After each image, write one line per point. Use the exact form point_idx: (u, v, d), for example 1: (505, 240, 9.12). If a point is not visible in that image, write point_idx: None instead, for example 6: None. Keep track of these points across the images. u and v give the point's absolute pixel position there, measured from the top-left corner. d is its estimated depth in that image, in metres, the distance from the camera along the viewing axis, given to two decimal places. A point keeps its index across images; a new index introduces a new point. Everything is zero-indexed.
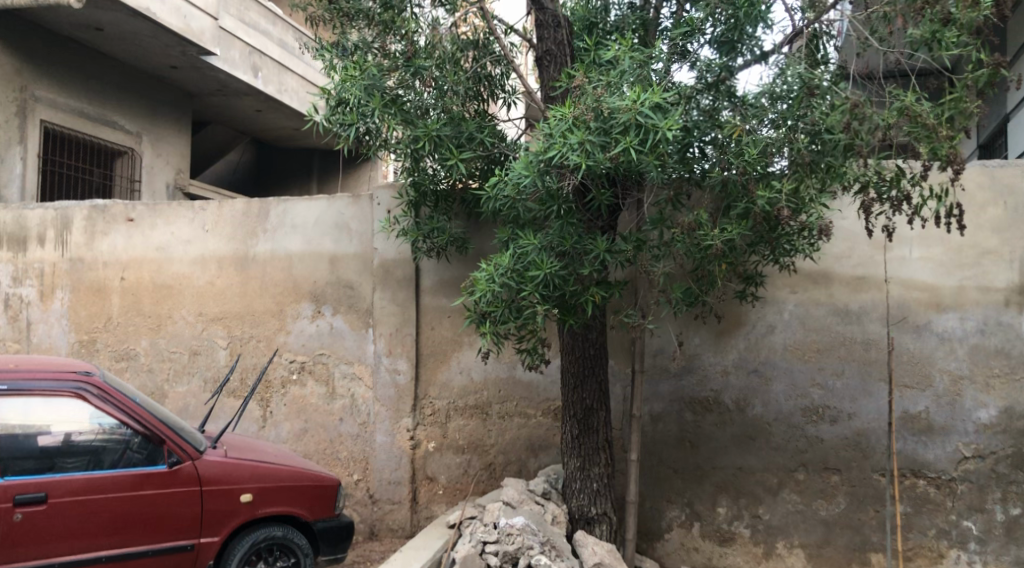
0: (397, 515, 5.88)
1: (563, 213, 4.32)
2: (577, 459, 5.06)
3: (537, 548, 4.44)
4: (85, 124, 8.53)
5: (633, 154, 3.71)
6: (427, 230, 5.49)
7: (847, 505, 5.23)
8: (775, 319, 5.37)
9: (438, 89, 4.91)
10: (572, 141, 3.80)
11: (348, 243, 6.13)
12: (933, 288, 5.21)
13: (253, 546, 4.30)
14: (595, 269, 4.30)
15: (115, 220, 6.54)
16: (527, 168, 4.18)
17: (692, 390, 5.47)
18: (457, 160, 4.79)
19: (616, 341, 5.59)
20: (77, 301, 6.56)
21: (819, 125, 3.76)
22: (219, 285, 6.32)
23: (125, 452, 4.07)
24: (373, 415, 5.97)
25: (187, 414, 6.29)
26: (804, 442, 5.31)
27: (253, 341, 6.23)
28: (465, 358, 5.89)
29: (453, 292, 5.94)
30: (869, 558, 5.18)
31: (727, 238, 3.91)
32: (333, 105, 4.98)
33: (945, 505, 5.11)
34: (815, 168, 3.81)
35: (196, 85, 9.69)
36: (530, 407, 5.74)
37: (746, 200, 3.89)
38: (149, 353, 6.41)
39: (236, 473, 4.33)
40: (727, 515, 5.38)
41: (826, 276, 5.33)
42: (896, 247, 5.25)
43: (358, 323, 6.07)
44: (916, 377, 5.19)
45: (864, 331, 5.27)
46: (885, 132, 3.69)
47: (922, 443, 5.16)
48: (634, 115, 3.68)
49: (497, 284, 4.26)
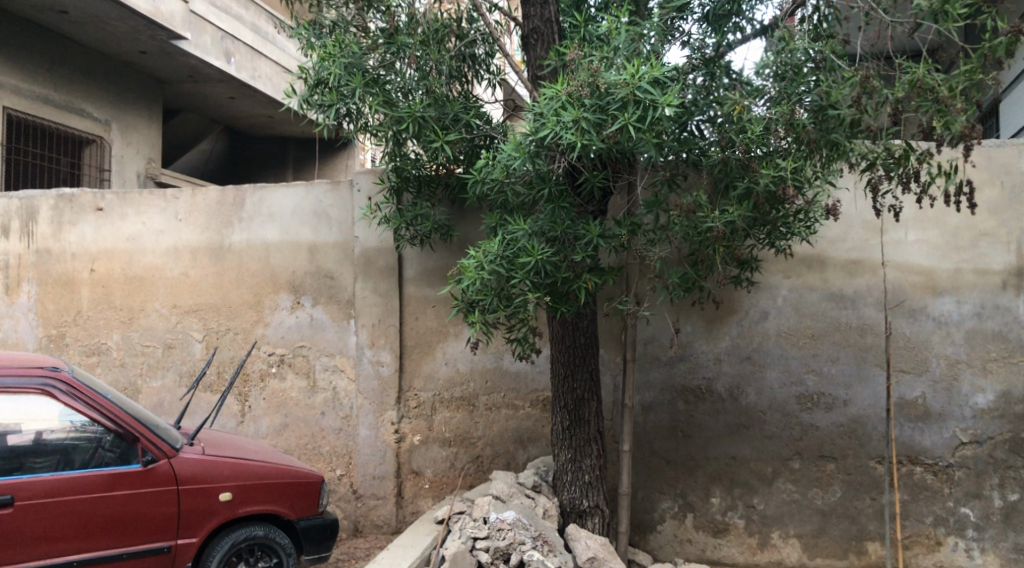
0: (382, 511, 5.71)
1: (554, 197, 4.15)
2: (569, 450, 4.91)
3: (529, 543, 4.30)
4: (51, 111, 8.19)
5: (631, 133, 3.55)
6: (411, 217, 5.32)
7: (842, 493, 5.14)
8: (768, 305, 5.26)
9: (419, 69, 4.69)
10: (566, 119, 3.64)
11: (327, 232, 5.91)
12: (929, 271, 5.12)
13: (233, 547, 4.11)
14: (588, 255, 4.12)
15: (83, 210, 6.26)
16: (518, 149, 3.99)
17: (684, 379, 5.34)
18: (442, 143, 4.60)
19: (606, 330, 5.44)
20: (44, 294, 6.28)
21: (825, 100, 3.64)
22: (193, 277, 6.08)
23: (97, 451, 3.85)
24: (355, 408, 5.78)
25: (161, 410, 6.04)
26: (799, 430, 5.21)
27: (230, 334, 6.00)
28: (452, 349, 5.71)
29: (438, 280, 5.75)
30: (866, 547, 5.10)
31: (728, 220, 3.80)
32: (311, 85, 4.75)
33: (942, 492, 5.04)
34: (821, 145, 3.69)
35: (167, 71, 9.36)
36: (518, 398, 5.58)
37: (747, 178, 3.82)
38: (121, 348, 6.14)
39: (215, 471, 4.12)
40: (721, 505, 5.27)
41: (820, 260, 5.22)
42: (892, 230, 5.16)
43: (339, 314, 5.86)
44: (912, 361, 5.11)
45: (859, 315, 5.18)
46: (895, 107, 3.58)
47: (918, 430, 5.08)
48: (632, 91, 3.53)
49: (485, 272, 4.09)
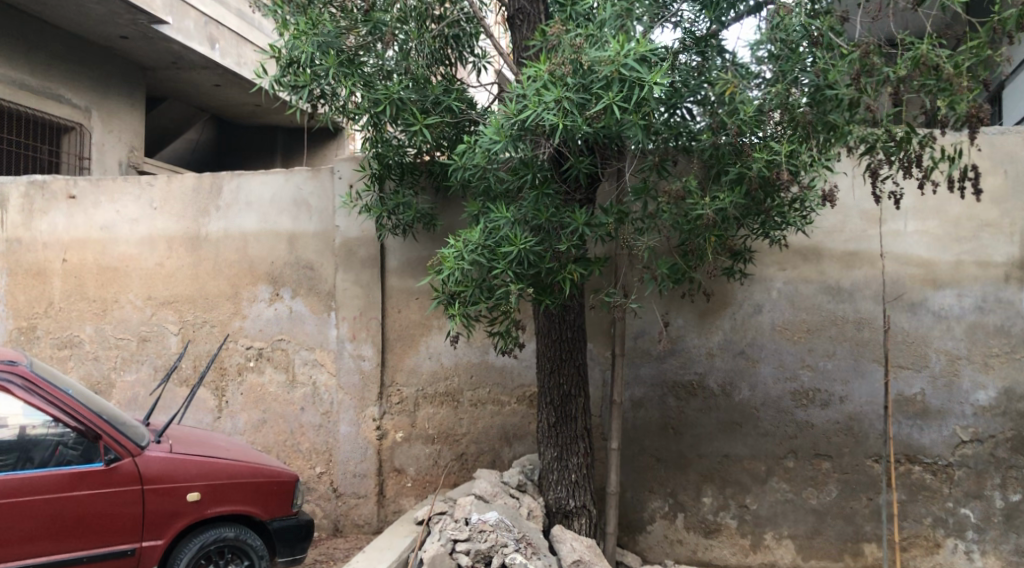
0: (363, 510, 5.52)
1: (538, 182, 3.98)
2: (555, 448, 4.73)
3: (512, 545, 4.11)
4: (28, 96, 7.94)
5: (616, 112, 3.36)
6: (392, 205, 5.12)
7: (838, 493, 4.97)
8: (763, 298, 5.07)
9: (401, 49, 4.54)
10: (547, 99, 3.45)
11: (307, 221, 5.70)
12: (928, 263, 4.94)
13: (201, 549, 3.89)
14: (574, 245, 3.94)
15: (55, 198, 6.03)
16: (498, 133, 3.79)
17: (676, 374, 5.16)
18: (421, 126, 4.40)
19: (594, 323, 5.25)
20: (15, 284, 6.06)
21: (821, 79, 3.51)
22: (168, 267, 5.87)
23: (58, 448, 3.64)
24: (336, 404, 5.59)
25: (135, 405, 5.84)
26: (794, 427, 5.03)
27: (207, 327, 5.79)
28: (435, 342, 5.51)
29: (421, 271, 5.54)
30: (862, 549, 4.93)
31: (719, 207, 3.62)
32: (283, 65, 4.51)
33: (941, 492, 4.86)
34: (817, 128, 3.56)
35: (149, 57, 9.12)
36: (503, 394, 5.40)
37: (740, 163, 3.64)
38: (94, 341, 5.93)
39: (181, 469, 3.91)
40: (712, 505, 5.10)
41: (816, 252, 5.03)
42: (892, 219, 4.97)
43: (319, 307, 5.66)
44: (911, 357, 4.94)
45: (856, 309, 5.00)
46: (898, 86, 3.32)
47: (917, 427, 4.91)
48: (617, 69, 3.34)
49: (466, 262, 3.87)
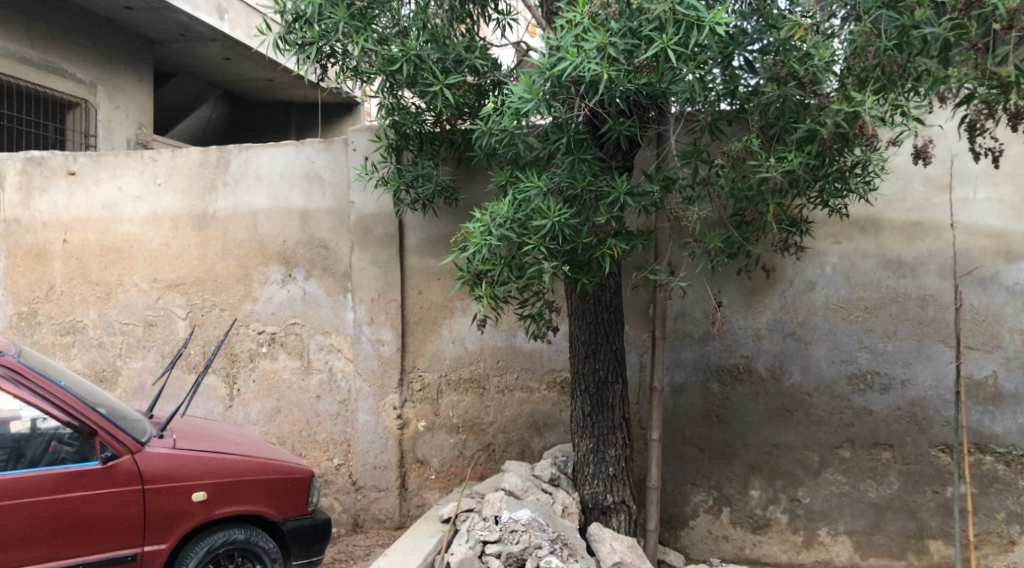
0: (384, 504, 5.19)
1: (574, 147, 3.55)
2: (591, 439, 4.35)
3: (547, 547, 3.74)
4: (29, 71, 7.60)
5: (671, 58, 2.99)
6: (410, 177, 4.70)
7: (900, 485, 4.56)
8: (816, 274, 4.64)
9: (418, 4, 4.13)
10: (589, 47, 3.04)
11: (320, 196, 5.32)
12: (1001, 233, 4.47)
13: (209, 553, 3.56)
14: (613, 217, 3.50)
15: (54, 175, 5.70)
16: (529, 91, 3.38)
17: (719, 358, 4.74)
18: (441, 87, 4.04)
19: (633, 303, 4.84)
20: (14, 267, 5.75)
21: (904, 19, 3.05)
22: (174, 248, 5.52)
23: (51, 444, 3.31)
24: (354, 392, 5.24)
25: (141, 394, 5.53)
26: (850, 415, 4.61)
27: (216, 310, 5.46)
28: (459, 326, 5.14)
29: (442, 250, 5.15)
30: (927, 546, 4.52)
31: (787, 168, 3.21)
32: (289, 21, 4.12)
33: (1016, 485, 4.43)
34: (904, 75, 3.14)
35: (156, 29, 8.72)
36: (532, 380, 5.03)
37: (812, 119, 3.21)
38: (98, 326, 5.61)
39: (187, 467, 3.57)
40: (761, 498, 4.70)
41: (875, 223, 4.58)
42: (959, 185, 4.50)
43: (333, 288, 5.29)
44: (982, 337, 4.49)
45: (919, 285, 4.55)
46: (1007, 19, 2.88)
47: (988, 414, 4.47)
48: (670, 9, 2.97)
49: (494, 238, 3.47)
